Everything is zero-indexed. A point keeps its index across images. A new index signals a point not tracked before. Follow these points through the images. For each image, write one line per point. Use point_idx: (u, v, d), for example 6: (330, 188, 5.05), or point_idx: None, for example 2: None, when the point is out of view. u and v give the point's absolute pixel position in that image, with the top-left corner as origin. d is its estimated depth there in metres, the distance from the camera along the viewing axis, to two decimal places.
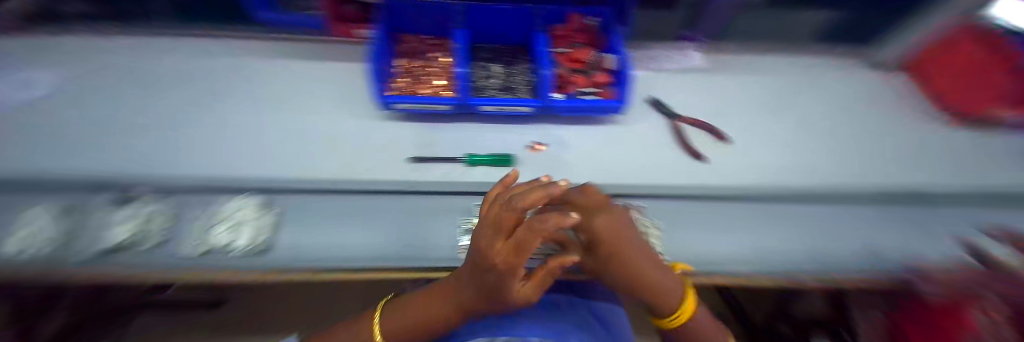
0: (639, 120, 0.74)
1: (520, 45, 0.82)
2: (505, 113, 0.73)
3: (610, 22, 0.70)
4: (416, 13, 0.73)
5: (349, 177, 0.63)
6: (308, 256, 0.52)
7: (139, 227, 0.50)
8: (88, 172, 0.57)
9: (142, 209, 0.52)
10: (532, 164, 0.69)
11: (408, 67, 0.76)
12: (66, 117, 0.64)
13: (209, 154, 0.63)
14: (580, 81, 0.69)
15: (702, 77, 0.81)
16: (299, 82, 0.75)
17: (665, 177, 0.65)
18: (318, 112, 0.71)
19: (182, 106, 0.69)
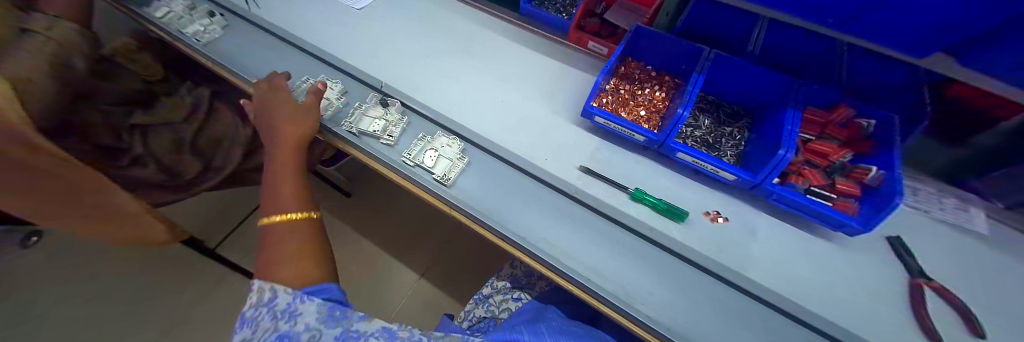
0: (857, 251, 0.59)
1: (747, 112, 0.72)
2: (697, 169, 0.65)
3: (894, 130, 0.55)
4: (659, 43, 0.71)
5: (532, 161, 0.68)
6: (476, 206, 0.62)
7: (387, 124, 0.68)
8: (369, 71, 0.79)
9: (391, 113, 0.70)
10: (702, 233, 0.61)
11: (617, 84, 0.75)
12: (370, 25, 0.88)
13: (441, 92, 0.77)
14: (811, 176, 0.57)
15: (975, 245, 0.61)
16: (520, 63, 0.83)
17: (882, 340, 0.49)
18: (525, 95, 0.78)
19: (435, 45, 0.85)
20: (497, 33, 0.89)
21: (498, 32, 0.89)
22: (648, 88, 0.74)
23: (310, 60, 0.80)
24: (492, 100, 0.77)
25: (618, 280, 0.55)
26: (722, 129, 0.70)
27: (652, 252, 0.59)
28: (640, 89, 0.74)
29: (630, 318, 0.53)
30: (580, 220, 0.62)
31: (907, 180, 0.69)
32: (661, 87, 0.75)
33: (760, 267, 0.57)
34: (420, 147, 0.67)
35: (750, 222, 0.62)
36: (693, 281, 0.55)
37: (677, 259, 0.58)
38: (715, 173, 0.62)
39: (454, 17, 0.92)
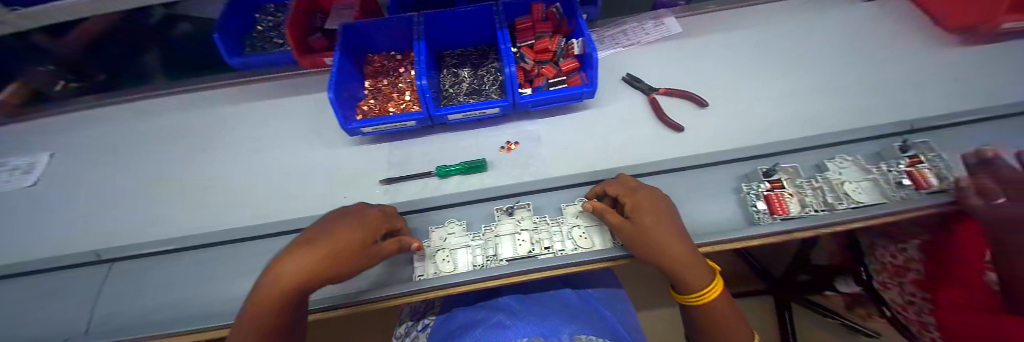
0: (613, 100, 0.70)
1: (490, 45, 0.78)
2: (474, 117, 0.67)
3: (572, 5, 0.66)
4: (379, 31, 0.70)
5: (323, 210, 0.60)
6: None
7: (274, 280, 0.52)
8: (77, 245, 0.60)
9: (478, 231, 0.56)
10: (504, 166, 0.64)
11: (372, 85, 0.71)
12: (58, 192, 0.67)
13: (188, 209, 0.62)
14: (547, 71, 0.65)
15: (676, 44, 0.77)
16: (272, 122, 0.74)
17: (644, 155, 0.61)
18: (291, 149, 0.69)
19: (158, 166, 0.69)
20: (232, 107, 0.77)
21: (233, 107, 0.77)
22: (402, 73, 0.73)
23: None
24: (257, 177, 0.66)
25: (459, 257, 0.51)
26: (479, 71, 0.74)
27: (474, 210, 0.59)
28: (395, 78, 0.73)
29: (482, 281, 0.49)
30: None
31: (619, 24, 0.82)
32: (410, 65, 0.74)
33: (556, 162, 0.64)
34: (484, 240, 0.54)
35: (536, 132, 0.68)
36: (517, 209, 0.56)
37: (495, 200, 0.59)
38: (485, 114, 0.66)
39: (176, 119, 0.77)
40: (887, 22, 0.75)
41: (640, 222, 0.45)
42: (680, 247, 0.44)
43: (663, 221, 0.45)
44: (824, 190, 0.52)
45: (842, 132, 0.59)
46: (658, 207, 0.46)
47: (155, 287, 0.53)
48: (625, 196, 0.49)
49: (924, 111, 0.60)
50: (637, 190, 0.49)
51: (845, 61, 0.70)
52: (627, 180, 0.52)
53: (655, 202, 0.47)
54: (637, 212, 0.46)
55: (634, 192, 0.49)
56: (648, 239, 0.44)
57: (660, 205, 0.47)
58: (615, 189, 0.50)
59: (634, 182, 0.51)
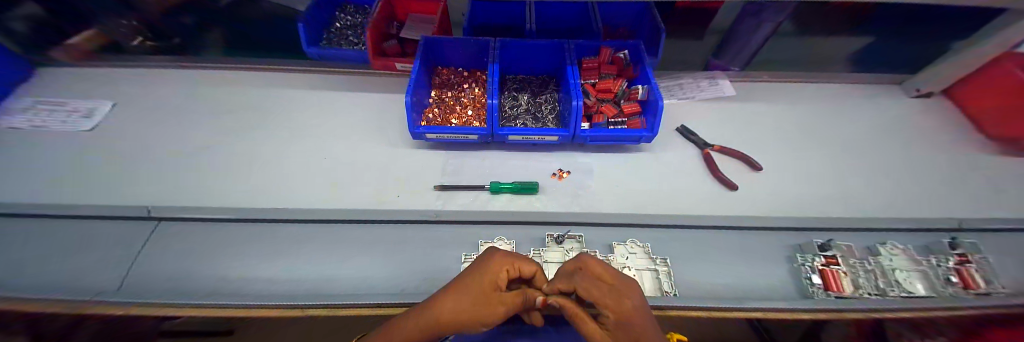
0: (666, 148, 0.72)
1: (550, 77, 0.82)
2: (533, 142, 0.69)
3: (641, 54, 0.70)
4: (454, 47, 0.74)
5: (374, 207, 0.61)
6: (314, 291, 0.49)
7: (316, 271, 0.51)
8: (127, 197, 0.60)
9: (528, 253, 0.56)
10: (555, 194, 0.65)
11: (437, 95, 0.74)
12: (116, 142, 0.69)
13: (240, 181, 0.63)
14: (608, 110, 0.68)
15: (728, 105, 0.81)
16: (334, 112, 0.76)
17: (694, 207, 0.62)
18: (351, 142, 0.71)
19: (218, 133, 0.71)
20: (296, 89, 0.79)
21: (298, 90, 0.81)
22: (466, 88, 0.76)
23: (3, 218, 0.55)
24: (314, 162, 0.67)
25: None
26: (539, 99, 0.77)
27: (524, 232, 0.59)
28: (460, 92, 0.76)
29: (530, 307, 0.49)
30: (445, 241, 0.56)
31: (673, 78, 0.87)
32: (475, 83, 0.78)
33: (607, 199, 0.64)
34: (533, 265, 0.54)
35: (588, 165, 0.69)
36: (566, 239, 0.56)
37: (546, 225, 0.59)
38: (542, 140, 0.69)
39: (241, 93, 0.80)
40: (928, 120, 0.78)
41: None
42: None
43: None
44: (873, 271, 0.53)
45: (890, 218, 0.60)
46: (641, 324, 0.35)
47: (196, 252, 0.53)
48: (602, 305, 0.38)
49: (969, 213, 0.61)
50: (615, 295, 0.38)
51: (889, 150, 0.72)
52: (599, 270, 0.40)
53: (636, 314, 0.36)
54: (614, 331, 0.37)
55: (615, 293, 0.38)
56: None
57: (642, 318, 0.36)
58: (589, 285, 0.40)
59: (608, 280, 0.39)
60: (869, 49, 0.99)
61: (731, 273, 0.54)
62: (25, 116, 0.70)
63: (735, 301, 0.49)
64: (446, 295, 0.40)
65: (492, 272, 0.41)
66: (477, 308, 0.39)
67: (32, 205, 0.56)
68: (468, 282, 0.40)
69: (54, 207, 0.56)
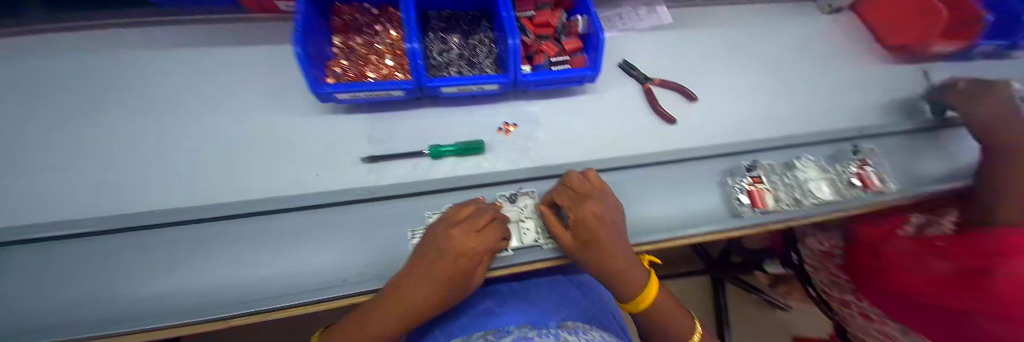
0: (613, 86, 0.68)
1: (483, 12, 0.70)
2: (470, 93, 0.61)
3: None
4: None
5: (288, 191, 0.51)
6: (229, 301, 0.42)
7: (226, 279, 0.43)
8: None
9: None
10: (502, 149, 0.60)
11: (343, 42, 0.60)
12: None
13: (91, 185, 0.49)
14: (549, 49, 0.61)
15: (671, 34, 0.78)
16: (216, 81, 0.61)
17: (641, 145, 0.62)
18: (244, 115, 0.57)
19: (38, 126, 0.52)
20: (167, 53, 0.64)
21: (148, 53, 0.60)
22: (379, 31, 0.62)
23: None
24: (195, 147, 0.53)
25: None
26: (471, 40, 0.66)
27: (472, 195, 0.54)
28: (373, 37, 0.62)
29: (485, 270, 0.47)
30: (382, 218, 0.50)
31: (617, 7, 0.80)
32: (391, 25, 0.64)
33: (556, 147, 0.61)
34: None
35: (535, 113, 0.64)
36: (519, 197, 0.53)
37: (495, 185, 0.55)
38: (481, 90, 0.61)
39: (82, 66, 0.61)
40: (841, 34, 0.83)
41: (584, 236, 0.43)
42: (613, 253, 0.43)
43: (605, 225, 0.43)
44: (793, 187, 0.58)
45: (809, 134, 0.65)
46: (605, 221, 0.43)
47: (50, 287, 0.41)
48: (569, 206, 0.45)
49: (864, 120, 0.69)
50: (586, 198, 0.45)
51: (810, 69, 0.77)
52: (578, 184, 0.47)
53: (601, 213, 0.43)
54: (576, 222, 0.43)
55: (584, 197, 0.45)
56: (585, 245, 0.43)
57: (608, 216, 0.44)
58: (564, 194, 0.47)
59: (583, 190, 0.46)
60: None
61: (675, 205, 0.56)
62: None
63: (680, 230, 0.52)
64: (425, 291, 0.37)
65: (466, 262, 0.38)
66: (456, 288, 0.38)
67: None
68: (440, 271, 0.37)
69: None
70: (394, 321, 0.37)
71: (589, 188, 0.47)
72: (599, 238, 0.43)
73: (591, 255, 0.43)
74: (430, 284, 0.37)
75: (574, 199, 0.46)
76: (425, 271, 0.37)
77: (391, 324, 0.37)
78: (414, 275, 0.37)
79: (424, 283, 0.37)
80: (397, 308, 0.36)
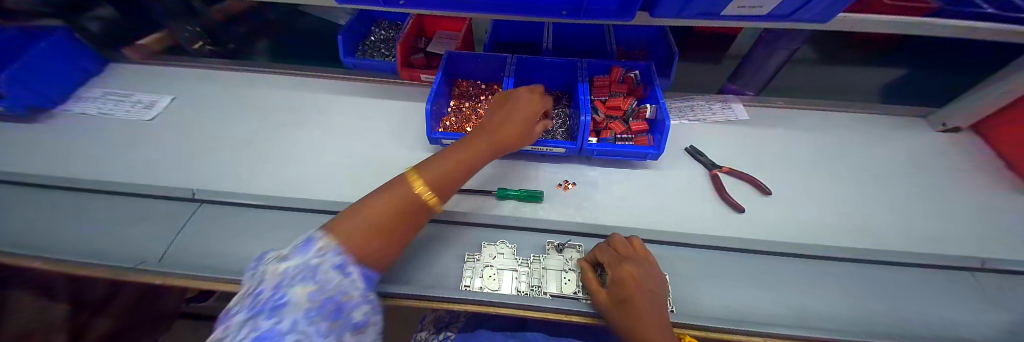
0: (673, 167, 0.73)
1: (563, 92, 0.85)
2: (541, 153, 0.72)
3: (651, 74, 0.72)
4: (475, 61, 0.80)
5: None
6: None
7: None
8: (175, 181, 0.68)
9: (528, 258, 0.58)
10: (560, 203, 0.67)
11: (456, 105, 0.80)
12: (170, 132, 0.78)
13: (273, 172, 0.70)
14: (616, 127, 0.71)
15: (740, 128, 0.82)
16: (360, 115, 0.83)
17: (698, 226, 0.63)
18: (374, 142, 0.78)
19: (257, 129, 0.79)
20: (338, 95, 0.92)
21: (331, 94, 0.88)
22: (481, 99, 0.82)
23: (73, 192, 0.64)
24: (338, 160, 0.74)
25: (505, 278, 0.55)
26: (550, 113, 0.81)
27: (527, 237, 0.61)
28: (476, 102, 0.81)
29: (524, 308, 0.51)
30: (451, 240, 0.60)
31: (687, 99, 0.88)
32: (491, 95, 0.83)
33: (610, 211, 0.66)
34: (533, 269, 0.56)
35: (594, 177, 0.72)
36: (566, 248, 0.59)
37: (547, 232, 0.62)
38: (551, 152, 0.72)
39: (284, 93, 0.89)
40: (955, 155, 0.76)
41: (617, 296, 0.45)
42: (646, 319, 0.42)
43: (640, 289, 0.44)
44: (883, 308, 0.51)
45: (908, 252, 0.58)
46: (642, 286, 0.44)
47: (227, 233, 0.59)
48: (610, 265, 0.48)
49: (994, 253, 0.58)
50: (625, 260, 0.48)
51: (911, 184, 0.70)
52: (622, 247, 0.51)
53: (636, 276, 0.45)
54: (613, 281, 0.46)
55: (623, 259, 0.48)
56: (618, 306, 0.44)
57: (647, 283, 0.45)
58: (606, 254, 0.51)
59: (624, 253, 0.49)
60: (898, 81, 0.97)
61: (731, 293, 0.53)
62: (98, 105, 0.81)
63: (733, 321, 0.49)
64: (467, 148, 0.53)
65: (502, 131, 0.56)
66: (516, 130, 0.57)
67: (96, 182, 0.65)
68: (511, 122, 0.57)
69: (113, 185, 0.64)
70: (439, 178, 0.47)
71: (631, 252, 0.50)
72: (631, 299, 0.43)
73: (623, 317, 0.43)
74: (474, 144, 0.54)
75: (614, 259, 0.49)
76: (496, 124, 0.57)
77: (453, 180, 0.49)
78: (484, 132, 0.55)
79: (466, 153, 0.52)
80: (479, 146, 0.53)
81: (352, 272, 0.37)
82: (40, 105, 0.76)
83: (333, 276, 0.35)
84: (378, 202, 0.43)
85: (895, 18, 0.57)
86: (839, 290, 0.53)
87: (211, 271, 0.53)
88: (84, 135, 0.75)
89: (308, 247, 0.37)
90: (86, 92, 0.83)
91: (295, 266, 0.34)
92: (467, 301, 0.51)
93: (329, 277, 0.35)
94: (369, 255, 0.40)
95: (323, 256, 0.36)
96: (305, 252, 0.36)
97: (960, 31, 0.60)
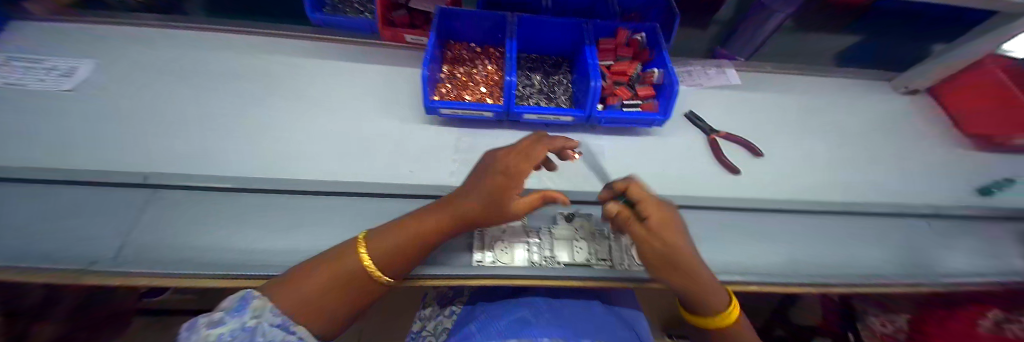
0: (674, 133, 0.74)
1: (564, 57, 0.81)
2: (547, 122, 0.70)
3: (657, 37, 0.70)
4: (470, 21, 0.73)
5: (388, 181, 0.61)
6: None
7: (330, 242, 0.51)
8: (122, 164, 0.57)
9: (538, 229, 0.58)
10: (569, 173, 0.66)
11: (451, 70, 0.73)
12: (101, 105, 0.64)
13: (248, 150, 0.62)
14: (622, 93, 0.69)
15: (734, 93, 0.84)
16: (340, 84, 0.74)
17: (700, 189, 0.66)
18: (362, 114, 0.70)
19: (216, 101, 0.67)
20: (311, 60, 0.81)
21: (300, 60, 0.77)
22: (477, 64, 0.76)
23: None
24: (325, 135, 0.66)
25: (517, 251, 0.54)
26: (551, 79, 0.78)
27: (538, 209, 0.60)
28: (473, 68, 0.75)
29: (539, 278, 0.52)
30: None
31: (683, 65, 0.88)
32: (489, 60, 0.77)
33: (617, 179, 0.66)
34: (543, 240, 0.56)
35: (600, 145, 0.71)
36: (576, 217, 0.59)
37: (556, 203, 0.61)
38: (558, 120, 0.69)
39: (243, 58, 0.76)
40: (912, 114, 0.84)
41: (666, 243, 0.41)
42: (698, 269, 0.42)
43: (686, 237, 0.44)
44: (856, 255, 0.58)
45: (877, 204, 0.64)
46: (683, 230, 0.44)
47: (203, 222, 0.51)
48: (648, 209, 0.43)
49: (942, 201, 0.67)
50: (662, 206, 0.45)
51: (878, 143, 0.77)
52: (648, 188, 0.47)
53: (676, 223, 0.44)
54: (665, 228, 0.42)
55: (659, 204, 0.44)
56: (671, 254, 0.41)
57: (681, 227, 0.44)
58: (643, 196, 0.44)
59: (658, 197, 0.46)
60: (866, 46, 1.04)
61: (734, 250, 0.57)
62: None
63: (738, 274, 0.53)
64: (432, 208, 0.47)
65: (472, 201, 0.43)
66: (494, 207, 0.42)
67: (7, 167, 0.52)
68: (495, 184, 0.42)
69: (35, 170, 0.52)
70: (392, 247, 0.43)
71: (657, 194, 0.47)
72: (684, 246, 0.42)
73: (676, 266, 0.41)
74: (439, 208, 0.46)
75: (650, 204, 0.43)
76: (480, 182, 0.43)
77: (408, 250, 0.44)
78: (455, 199, 0.45)
79: (425, 220, 0.46)
80: (443, 215, 0.45)
81: (298, 330, 0.38)
82: None
83: (276, 335, 0.36)
84: (319, 270, 0.42)
85: None
86: (823, 240, 0.59)
87: (190, 267, 0.46)
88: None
89: (242, 309, 0.36)
90: None
91: (230, 332, 0.34)
92: (483, 276, 0.50)
93: (272, 336, 0.36)
94: (318, 310, 0.40)
95: (261, 316, 0.36)
96: (239, 316, 0.36)
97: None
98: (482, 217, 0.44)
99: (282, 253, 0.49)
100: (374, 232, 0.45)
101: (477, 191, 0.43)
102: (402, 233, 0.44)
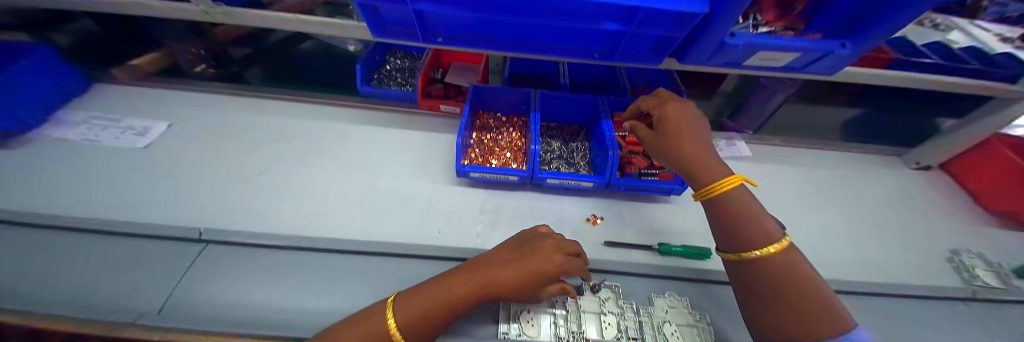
0: (693, 203, 0.76)
1: (582, 126, 0.89)
2: (570, 187, 0.73)
3: None
4: (498, 95, 0.83)
5: (417, 242, 0.63)
6: None
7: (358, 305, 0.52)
8: (178, 218, 0.63)
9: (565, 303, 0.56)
10: (591, 238, 0.68)
11: (478, 136, 0.81)
12: (169, 161, 0.72)
13: (289, 207, 0.66)
14: (638, 162, 0.73)
15: (748, 164, 0.87)
16: (376, 146, 0.81)
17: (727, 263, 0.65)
18: (395, 174, 0.75)
19: (266, 161, 0.74)
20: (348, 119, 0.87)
21: (345, 122, 0.85)
22: (505, 131, 0.84)
23: (59, 228, 0.58)
24: (360, 193, 0.71)
25: (542, 322, 0.53)
26: (570, 146, 0.83)
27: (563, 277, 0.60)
28: (498, 134, 0.83)
29: None
30: None
31: None
32: (513, 127, 0.85)
33: (641, 248, 0.67)
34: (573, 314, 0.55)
35: (620, 212, 0.73)
36: (602, 288, 0.58)
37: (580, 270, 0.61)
38: (579, 186, 0.73)
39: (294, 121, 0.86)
40: (933, 191, 0.85)
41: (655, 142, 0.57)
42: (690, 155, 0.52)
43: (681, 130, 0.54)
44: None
45: (917, 284, 0.62)
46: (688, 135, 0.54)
47: (241, 277, 0.54)
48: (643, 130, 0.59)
49: (991, 283, 0.63)
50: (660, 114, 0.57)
51: (900, 218, 0.77)
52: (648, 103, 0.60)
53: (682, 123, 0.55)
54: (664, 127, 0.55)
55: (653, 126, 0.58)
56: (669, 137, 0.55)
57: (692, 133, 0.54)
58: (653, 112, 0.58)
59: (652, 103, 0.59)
60: (873, 120, 1.09)
61: None
62: (86, 132, 0.77)
63: None
64: (465, 267, 0.49)
65: (503, 271, 0.47)
66: (521, 277, 0.47)
67: (88, 219, 0.59)
68: (522, 256, 0.49)
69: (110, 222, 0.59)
70: (425, 307, 0.43)
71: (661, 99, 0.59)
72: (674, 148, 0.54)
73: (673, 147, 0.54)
74: (472, 269, 0.48)
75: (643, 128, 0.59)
76: (513, 255, 0.49)
77: (441, 311, 0.43)
78: (489, 264, 0.48)
79: (461, 278, 0.46)
80: (476, 277, 0.46)
81: None
82: (16, 128, 0.73)
83: None
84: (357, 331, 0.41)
85: (878, 72, 0.65)
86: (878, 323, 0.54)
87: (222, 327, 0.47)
88: (75, 167, 0.70)
89: None
90: (68, 115, 0.81)
91: None
92: None
93: None
94: None
95: None
96: None
97: (925, 83, 0.69)
98: (510, 288, 0.46)
99: (310, 313, 0.50)
100: (407, 290, 0.46)
101: (510, 260, 0.48)
102: (436, 289, 0.45)
